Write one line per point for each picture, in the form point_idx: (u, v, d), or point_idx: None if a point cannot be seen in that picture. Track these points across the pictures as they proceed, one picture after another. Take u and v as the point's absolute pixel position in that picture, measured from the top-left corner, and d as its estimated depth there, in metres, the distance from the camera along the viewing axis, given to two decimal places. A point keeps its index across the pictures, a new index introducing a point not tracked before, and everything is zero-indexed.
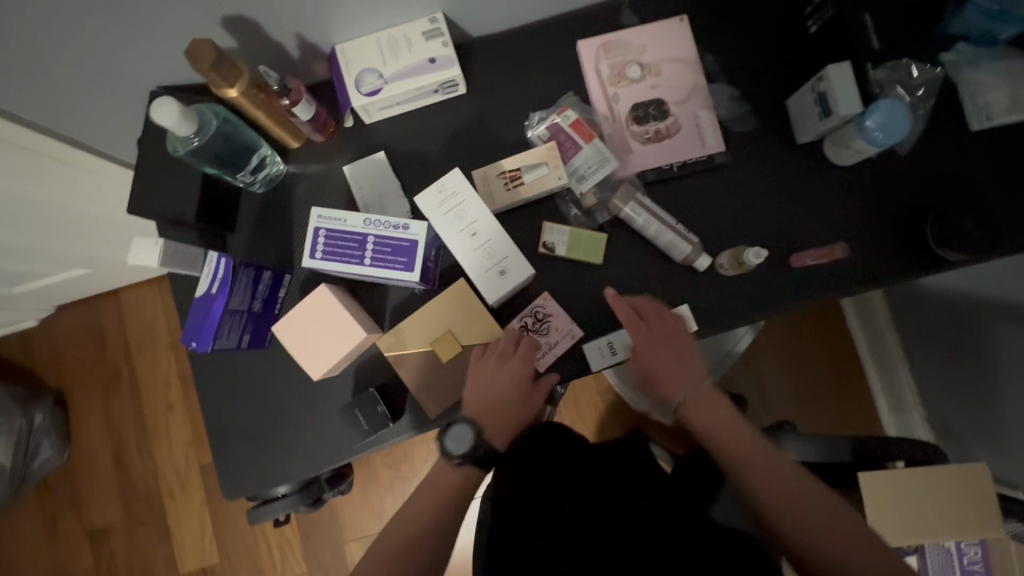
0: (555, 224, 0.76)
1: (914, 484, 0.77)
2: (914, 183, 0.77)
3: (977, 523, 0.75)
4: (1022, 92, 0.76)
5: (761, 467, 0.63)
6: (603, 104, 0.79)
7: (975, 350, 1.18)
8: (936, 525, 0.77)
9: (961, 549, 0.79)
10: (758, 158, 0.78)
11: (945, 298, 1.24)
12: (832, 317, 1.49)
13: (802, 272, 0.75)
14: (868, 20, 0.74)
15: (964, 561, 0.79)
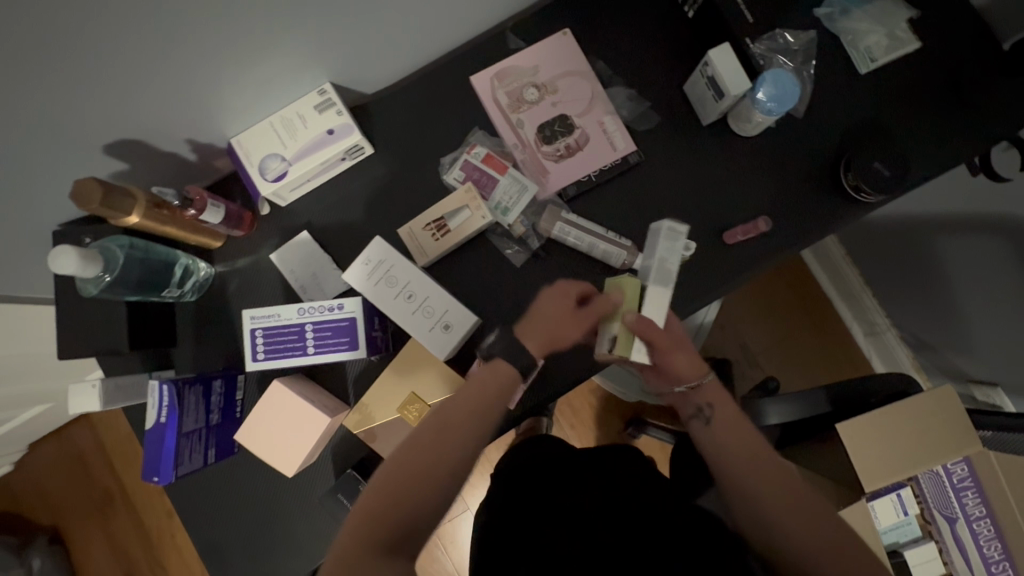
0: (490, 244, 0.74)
1: (886, 425, 0.78)
2: (821, 137, 0.79)
3: (951, 447, 0.77)
4: (895, 31, 0.80)
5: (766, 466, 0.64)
6: (509, 132, 0.79)
7: (929, 266, 1.22)
8: (916, 459, 0.78)
9: (948, 470, 0.81)
10: (670, 148, 0.79)
11: (889, 223, 1.28)
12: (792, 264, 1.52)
13: (737, 247, 0.77)
14: None
15: (953, 480, 0.81)
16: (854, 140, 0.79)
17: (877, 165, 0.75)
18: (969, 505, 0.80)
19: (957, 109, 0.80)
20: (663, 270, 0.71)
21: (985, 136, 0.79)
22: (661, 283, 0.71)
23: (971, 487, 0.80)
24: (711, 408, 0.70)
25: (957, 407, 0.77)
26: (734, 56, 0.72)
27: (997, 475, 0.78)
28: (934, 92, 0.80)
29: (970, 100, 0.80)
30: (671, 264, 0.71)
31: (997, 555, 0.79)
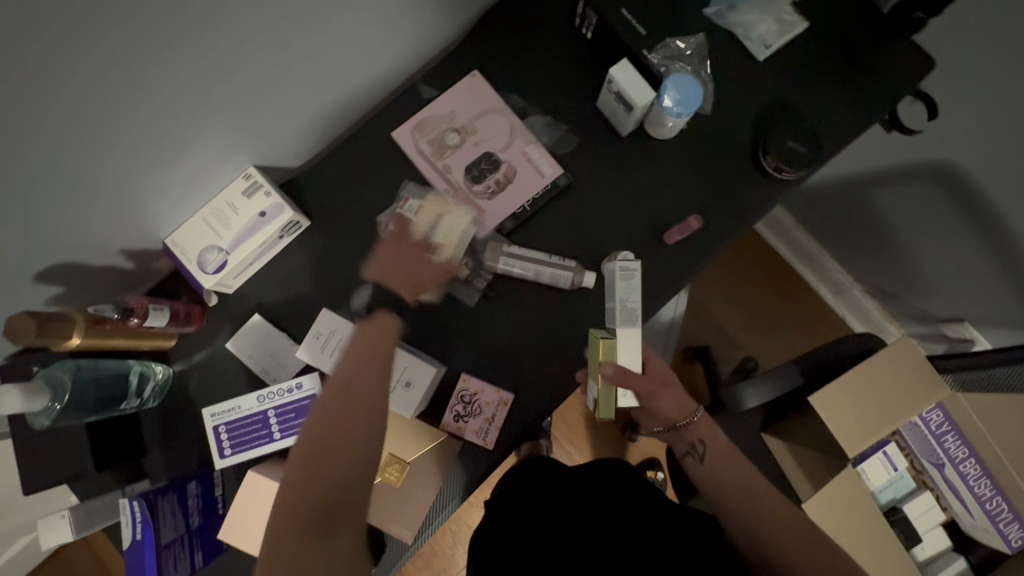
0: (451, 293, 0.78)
1: (855, 386, 0.79)
2: (735, 127, 0.82)
3: (919, 395, 0.79)
4: (782, 15, 0.84)
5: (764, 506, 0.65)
6: (438, 179, 0.81)
7: (874, 220, 1.26)
8: (888, 415, 0.79)
9: (925, 418, 0.81)
10: (596, 165, 0.82)
11: (829, 187, 1.33)
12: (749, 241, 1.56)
13: (677, 247, 0.79)
14: (627, 13, 0.79)
15: (932, 427, 0.81)
16: (766, 124, 0.82)
17: (789, 144, 0.79)
18: (951, 448, 0.81)
19: (855, 76, 0.84)
20: (627, 309, 0.74)
21: (885, 96, 0.83)
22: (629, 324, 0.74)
23: (950, 430, 0.81)
24: (701, 444, 0.74)
25: (918, 353, 0.79)
26: (634, 69, 0.75)
27: (969, 412, 0.80)
28: (830, 65, 0.84)
29: (864, 65, 0.84)
30: (632, 301, 0.74)
31: (989, 493, 0.79)
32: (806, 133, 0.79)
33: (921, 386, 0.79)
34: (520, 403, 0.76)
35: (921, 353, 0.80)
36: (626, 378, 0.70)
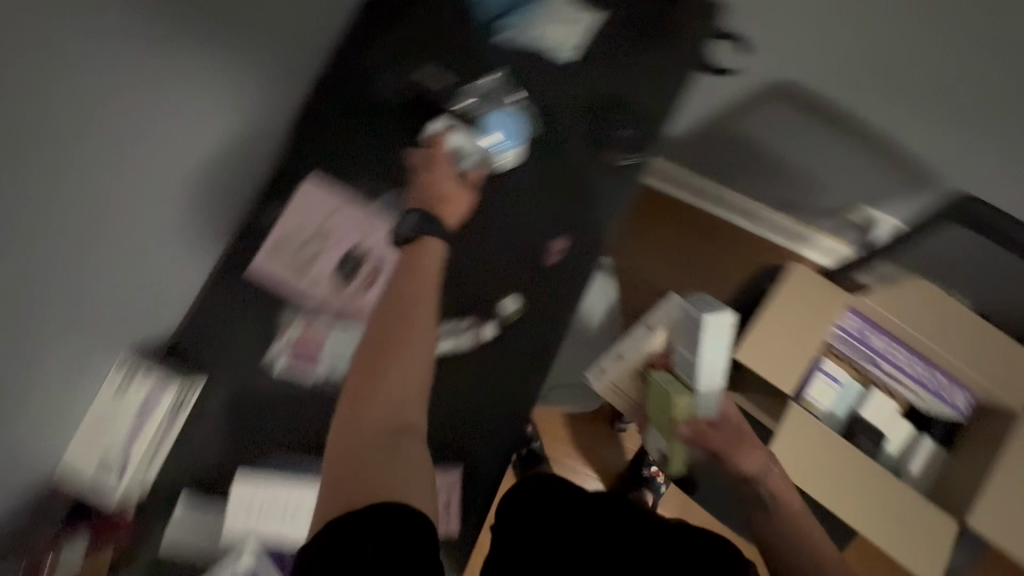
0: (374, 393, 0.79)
1: (770, 326, 0.85)
2: (571, 131, 0.85)
3: (828, 310, 0.85)
4: (569, 18, 0.89)
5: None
6: (313, 292, 0.80)
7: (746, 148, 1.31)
8: (808, 339, 0.85)
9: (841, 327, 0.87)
10: (458, 216, 0.82)
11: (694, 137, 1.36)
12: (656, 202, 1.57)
13: (562, 264, 0.81)
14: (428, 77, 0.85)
15: (852, 332, 0.86)
16: (596, 120, 0.85)
17: (620, 134, 0.84)
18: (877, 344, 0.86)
19: (654, 48, 0.89)
20: (708, 364, 0.82)
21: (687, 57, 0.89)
22: (704, 381, 0.83)
23: (869, 328, 0.86)
24: (771, 496, 0.74)
25: (813, 276, 0.86)
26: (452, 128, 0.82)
27: (880, 309, 0.83)
28: (629, 45, 0.88)
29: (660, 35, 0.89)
30: (714, 355, 0.82)
31: (923, 370, 0.84)
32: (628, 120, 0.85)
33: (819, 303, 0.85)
34: (477, 472, 0.75)
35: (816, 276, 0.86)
36: (697, 436, 0.80)
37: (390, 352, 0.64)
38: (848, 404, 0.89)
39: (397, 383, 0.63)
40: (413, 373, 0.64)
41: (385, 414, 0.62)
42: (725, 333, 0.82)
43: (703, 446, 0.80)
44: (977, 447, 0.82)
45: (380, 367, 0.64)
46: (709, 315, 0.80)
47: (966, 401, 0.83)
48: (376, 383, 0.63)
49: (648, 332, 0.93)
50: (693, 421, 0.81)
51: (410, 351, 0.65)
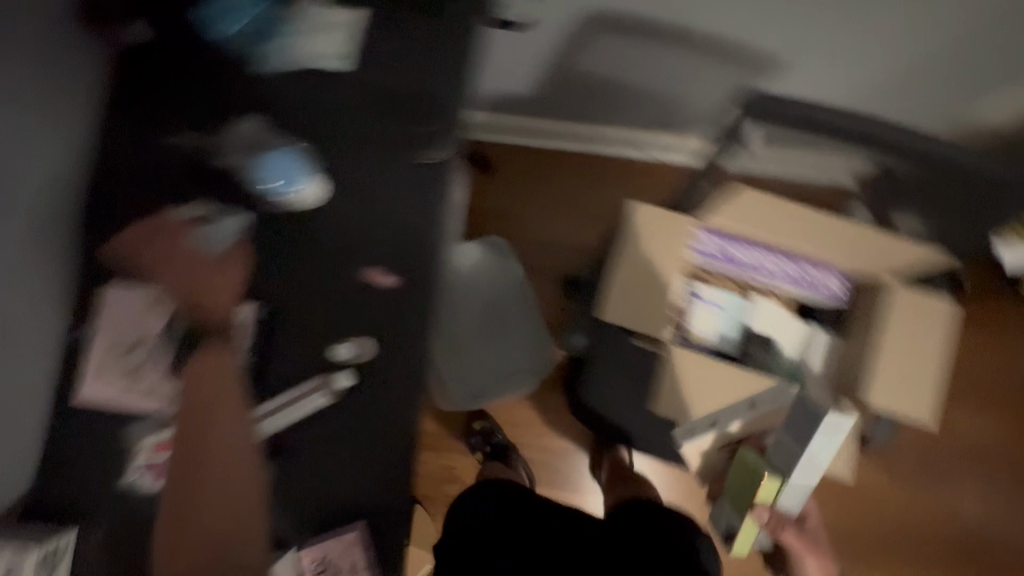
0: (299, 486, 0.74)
1: (631, 274, 0.81)
2: (371, 144, 0.81)
3: (679, 240, 0.81)
4: (330, 23, 0.82)
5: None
6: (153, 399, 0.75)
7: (598, 87, 1.27)
8: (668, 276, 0.81)
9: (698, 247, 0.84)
10: (282, 270, 0.78)
11: (546, 90, 1.31)
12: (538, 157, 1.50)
13: (403, 284, 0.78)
14: (208, 137, 0.80)
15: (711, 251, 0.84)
16: (395, 126, 0.81)
17: (420, 132, 0.80)
18: (739, 257, 0.83)
19: (430, 31, 0.84)
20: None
21: (466, 29, 0.84)
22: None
23: (730, 244, 0.84)
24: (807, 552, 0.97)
25: (658, 210, 0.80)
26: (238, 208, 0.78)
27: (729, 224, 0.81)
28: (402, 36, 0.84)
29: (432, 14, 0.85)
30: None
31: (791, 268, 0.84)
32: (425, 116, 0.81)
33: (666, 235, 0.81)
34: (389, 517, 0.75)
35: (655, 209, 0.81)
36: (776, 519, 0.92)
37: (218, 443, 0.71)
38: (735, 325, 0.89)
39: (215, 484, 0.70)
40: (238, 453, 0.71)
41: (220, 500, 0.70)
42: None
43: (778, 532, 0.93)
44: (859, 323, 0.84)
45: (209, 451, 0.70)
46: (856, 421, 0.63)
47: (837, 284, 0.84)
48: (201, 481, 0.70)
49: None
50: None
51: (231, 439, 0.71)
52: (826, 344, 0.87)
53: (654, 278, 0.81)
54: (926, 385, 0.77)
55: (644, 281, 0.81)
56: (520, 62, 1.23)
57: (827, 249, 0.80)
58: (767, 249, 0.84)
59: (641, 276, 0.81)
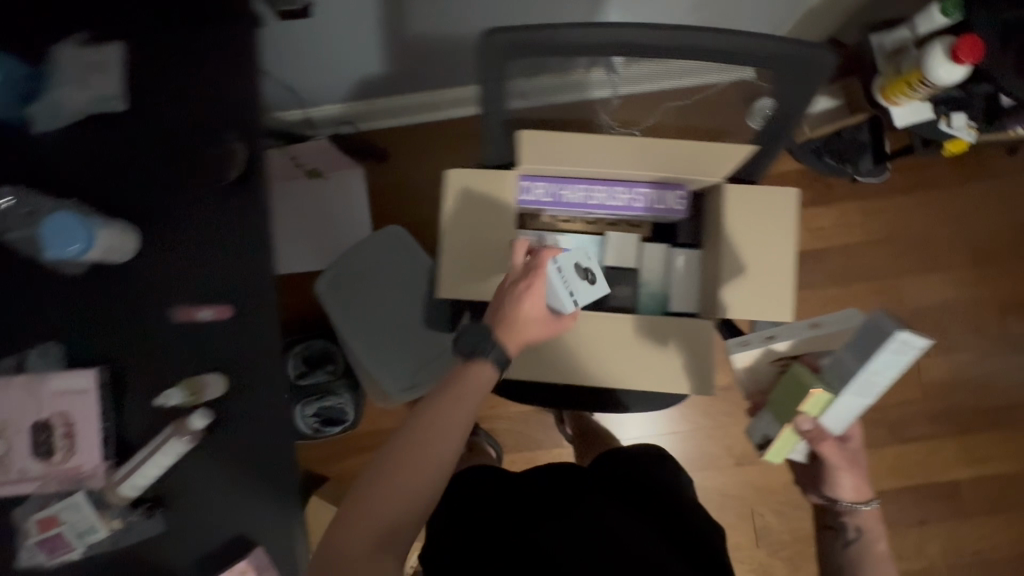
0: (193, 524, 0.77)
1: (459, 244, 0.77)
2: (166, 177, 0.77)
3: (500, 197, 0.77)
4: (90, 62, 0.77)
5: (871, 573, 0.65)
6: (25, 484, 0.74)
7: (447, 45, 1.21)
8: (499, 235, 0.77)
9: (530, 196, 0.82)
10: (114, 327, 0.76)
11: (399, 62, 1.25)
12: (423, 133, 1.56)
13: (235, 314, 0.76)
14: None
15: (542, 197, 0.82)
16: (183, 154, 0.78)
17: (205, 159, 0.77)
18: (570, 197, 0.81)
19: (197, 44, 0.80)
20: (867, 381, 0.58)
21: (235, 33, 0.80)
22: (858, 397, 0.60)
23: (558, 185, 0.82)
24: (853, 522, 0.67)
25: (471, 172, 0.77)
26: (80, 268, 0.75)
27: (544, 168, 0.78)
28: (170, 57, 0.79)
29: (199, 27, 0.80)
30: (880, 374, 0.57)
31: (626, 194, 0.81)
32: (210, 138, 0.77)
33: (486, 194, 0.77)
34: (285, 533, 0.78)
35: (468, 168, 0.77)
36: (819, 437, 0.63)
37: (416, 439, 0.62)
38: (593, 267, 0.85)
39: (412, 475, 0.61)
40: (439, 469, 0.62)
41: (398, 502, 0.60)
42: (904, 351, 0.56)
43: (818, 448, 0.63)
44: (710, 229, 0.81)
45: (412, 441, 0.62)
46: (902, 338, 0.52)
47: (677, 198, 0.81)
48: (404, 465, 0.61)
49: (810, 328, 0.66)
50: (821, 424, 0.62)
51: (436, 431, 0.63)
52: (688, 262, 0.83)
53: (483, 241, 0.77)
54: (779, 278, 0.76)
55: (476, 244, 0.77)
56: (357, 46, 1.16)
57: (647, 169, 0.77)
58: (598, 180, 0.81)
59: (471, 241, 0.77)
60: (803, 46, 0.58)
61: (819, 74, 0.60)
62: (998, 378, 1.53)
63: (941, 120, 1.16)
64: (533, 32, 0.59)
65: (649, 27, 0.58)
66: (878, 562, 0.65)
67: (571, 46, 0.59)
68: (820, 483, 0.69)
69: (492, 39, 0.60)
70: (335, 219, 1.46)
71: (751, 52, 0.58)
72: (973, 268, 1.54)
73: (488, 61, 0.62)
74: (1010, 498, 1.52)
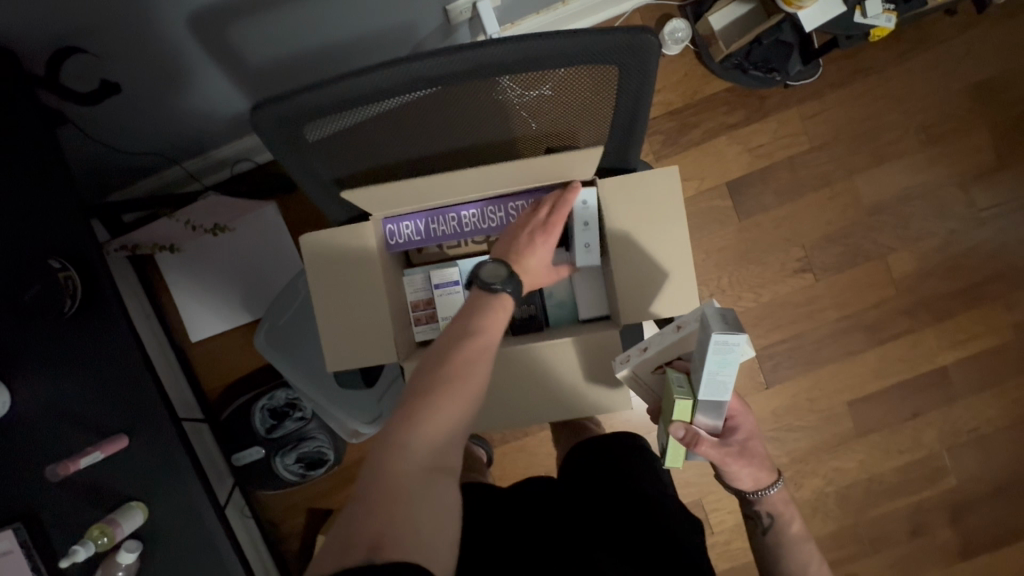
0: None
1: (334, 311, 0.74)
2: (12, 317, 0.71)
3: (365, 254, 0.74)
4: None
5: (790, 550, 0.80)
6: None
7: None
8: (372, 293, 0.74)
9: (399, 237, 0.79)
10: (15, 482, 0.73)
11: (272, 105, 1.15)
12: None
13: (131, 441, 0.73)
14: None
15: (410, 236, 0.79)
16: (13, 292, 0.71)
17: (33, 296, 0.69)
18: (443, 229, 0.79)
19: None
20: (715, 382, 0.67)
21: (29, 141, 0.71)
22: (716, 395, 0.68)
23: (425, 219, 0.78)
24: (768, 517, 0.81)
25: (326, 236, 0.72)
26: None
27: (401, 209, 0.75)
28: None
29: None
30: (725, 374, 0.66)
31: (499, 211, 0.78)
32: (30, 272, 0.70)
33: (352, 257, 0.73)
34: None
35: (327, 231, 0.73)
36: (692, 441, 0.71)
37: (465, 359, 0.64)
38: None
39: (461, 396, 0.63)
40: (478, 392, 0.64)
41: (448, 424, 0.61)
42: (737, 354, 0.65)
43: (695, 451, 0.72)
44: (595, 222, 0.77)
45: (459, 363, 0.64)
46: (720, 340, 0.63)
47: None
48: (451, 383, 0.63)
49: (676, 332, 0.71)
50: (694, 428, 0.71)
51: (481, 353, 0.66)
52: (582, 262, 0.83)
53: (364, 307, 0.74)
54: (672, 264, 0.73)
55: (355, 312, 0.75)
56: (215, 102, 1.05)
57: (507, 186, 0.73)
58: (463, 205, 0.78)
59: (351, 309, 0.74)
60: (614, 31, 0.53)
61: (644, 54, 0.55)
62: (969, 255, 1.47)
63: (855, 11, 1.14)
64: (320, 87, 0.55)
65: (440, 53, 0.53)
66: (790, 538, 0.80)
67: (370, 93, 0.55)
68: (728, 480, 0.79)
69: (281, 103, 0.56)
70: (256, 264, 1.41)
71: (558, 52, 0.54)
72: (927, 147, 1.44)
73: (289, 125, 0.58)
74: (1000, 370, 1.51)
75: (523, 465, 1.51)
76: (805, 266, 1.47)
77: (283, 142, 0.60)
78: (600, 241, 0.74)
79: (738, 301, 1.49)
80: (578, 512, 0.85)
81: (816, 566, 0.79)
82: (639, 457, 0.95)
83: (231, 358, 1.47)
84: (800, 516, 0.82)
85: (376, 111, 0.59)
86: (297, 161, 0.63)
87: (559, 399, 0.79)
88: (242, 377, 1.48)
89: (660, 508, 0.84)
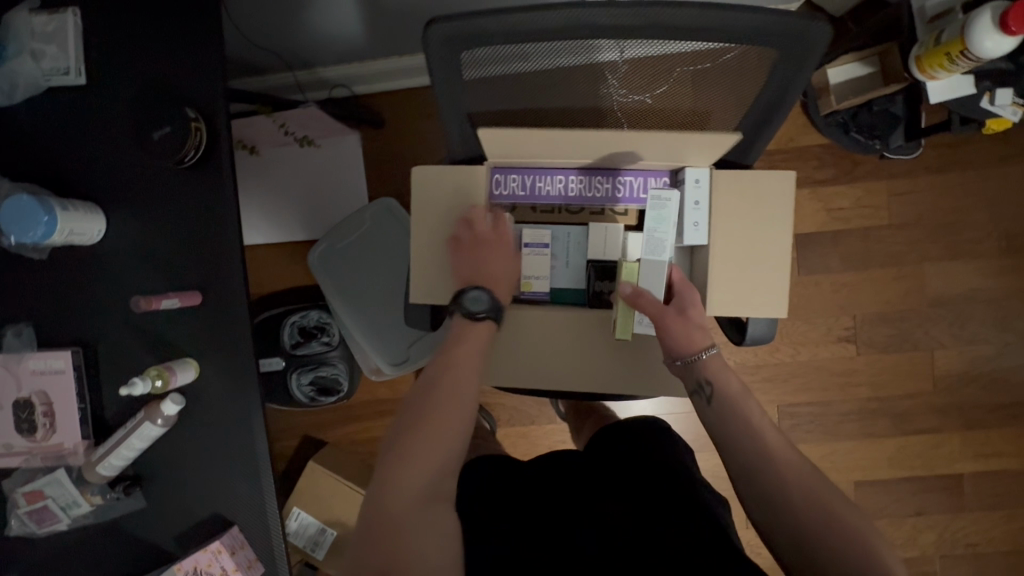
0: (170, 496, 0.78)
1: (433, 240, 0.80)
2: (131, 155, 0.75)
3: (472, 191, 0.78)
4: (51, 33, 0.73)
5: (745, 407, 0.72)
6: (14, 458, 0.76)
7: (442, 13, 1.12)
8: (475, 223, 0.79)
9: (505, 188, 0.81)
10: (90, 309, 0.76)
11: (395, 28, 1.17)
12: (421, 93, 1.46)
13: (204, 300, 0.76)
14: None
15: (518, 191, 0.81)
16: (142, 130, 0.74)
17: (161, 137, 0.72)
18: (548, 189, 0.81)
19: (150, 8, 0.74)
20: (653, 239, 0.78)
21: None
22: (655, 255, 0.78)
23: (532, 177, 0.81)
24: (706, 382, 0.74)
25: (439, 171, 0.77)
26: (61, 239, 0.71)
27: (513, 161, 0.77)
28: (126, 26, 0.74)
29: None
30: (661, 232, 0.78)
31: (605, 182, 0.81)
32: (162, 114, 0.72)
33: (460, 190, 0.78)
34: (258, 514, 0.78)
35: (437, 164, 0.78)
36: (636, 297, 0.75)
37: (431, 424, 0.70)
38: (576, 258, 0.85)
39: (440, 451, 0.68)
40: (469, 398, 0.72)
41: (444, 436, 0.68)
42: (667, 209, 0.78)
43: (639, 308, 0.75)
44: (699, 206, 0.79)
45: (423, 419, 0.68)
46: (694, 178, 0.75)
47: (662, 185, 0.81)
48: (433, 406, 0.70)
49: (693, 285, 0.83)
50: (638, 287, 0.75)
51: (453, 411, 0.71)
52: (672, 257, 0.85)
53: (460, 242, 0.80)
54: (766, 275, 0.76)
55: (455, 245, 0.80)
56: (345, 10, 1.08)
57: (621, 160, 0.76)
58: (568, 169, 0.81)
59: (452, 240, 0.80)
60: (790, 16, 0.53)
61: (809, 43, 0.55)
62: (1015, 372, 1.45)
63: (985, 95, 1.15)
64: (495, 16, 0.54)
65: (619, 5, 0.52)
66: (733, 399, 0.72)
67: (536, 31, 0.55)
68: (665, 345, 0.76)
69: (448, 25, 0.55)
70: (327, 186, 1.44)
71: (736, 24, 0.53)
72: (1003, 256, 1.43)
73: (447, 49, 0.58)
74: (1014, 494, 1.48)
75: (522, 452, 1.52)
76: (851, 337, 1.46)
77: (440, 64, 0.60)
78: (698, 224, 0.76)
79: (775, 351, 1.48)
80: (592, 475, 0.88)
81: (759, 420, 0.71)
82: (667, 442, 0.95)
83: (276, 271, 1.51)
84: (736, 373, 0.75)
85: (532, 52, 0.58)
86: (444, 87, 0.64)
87: (628, 370, 0.83)
88: (280, 292, 1.51)
89: (682, 478, 0.86)
